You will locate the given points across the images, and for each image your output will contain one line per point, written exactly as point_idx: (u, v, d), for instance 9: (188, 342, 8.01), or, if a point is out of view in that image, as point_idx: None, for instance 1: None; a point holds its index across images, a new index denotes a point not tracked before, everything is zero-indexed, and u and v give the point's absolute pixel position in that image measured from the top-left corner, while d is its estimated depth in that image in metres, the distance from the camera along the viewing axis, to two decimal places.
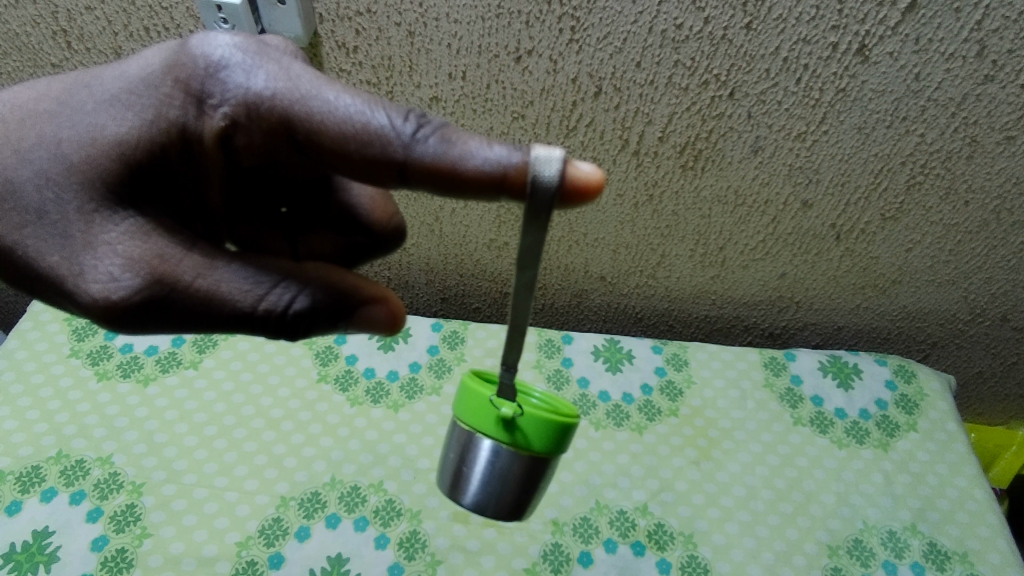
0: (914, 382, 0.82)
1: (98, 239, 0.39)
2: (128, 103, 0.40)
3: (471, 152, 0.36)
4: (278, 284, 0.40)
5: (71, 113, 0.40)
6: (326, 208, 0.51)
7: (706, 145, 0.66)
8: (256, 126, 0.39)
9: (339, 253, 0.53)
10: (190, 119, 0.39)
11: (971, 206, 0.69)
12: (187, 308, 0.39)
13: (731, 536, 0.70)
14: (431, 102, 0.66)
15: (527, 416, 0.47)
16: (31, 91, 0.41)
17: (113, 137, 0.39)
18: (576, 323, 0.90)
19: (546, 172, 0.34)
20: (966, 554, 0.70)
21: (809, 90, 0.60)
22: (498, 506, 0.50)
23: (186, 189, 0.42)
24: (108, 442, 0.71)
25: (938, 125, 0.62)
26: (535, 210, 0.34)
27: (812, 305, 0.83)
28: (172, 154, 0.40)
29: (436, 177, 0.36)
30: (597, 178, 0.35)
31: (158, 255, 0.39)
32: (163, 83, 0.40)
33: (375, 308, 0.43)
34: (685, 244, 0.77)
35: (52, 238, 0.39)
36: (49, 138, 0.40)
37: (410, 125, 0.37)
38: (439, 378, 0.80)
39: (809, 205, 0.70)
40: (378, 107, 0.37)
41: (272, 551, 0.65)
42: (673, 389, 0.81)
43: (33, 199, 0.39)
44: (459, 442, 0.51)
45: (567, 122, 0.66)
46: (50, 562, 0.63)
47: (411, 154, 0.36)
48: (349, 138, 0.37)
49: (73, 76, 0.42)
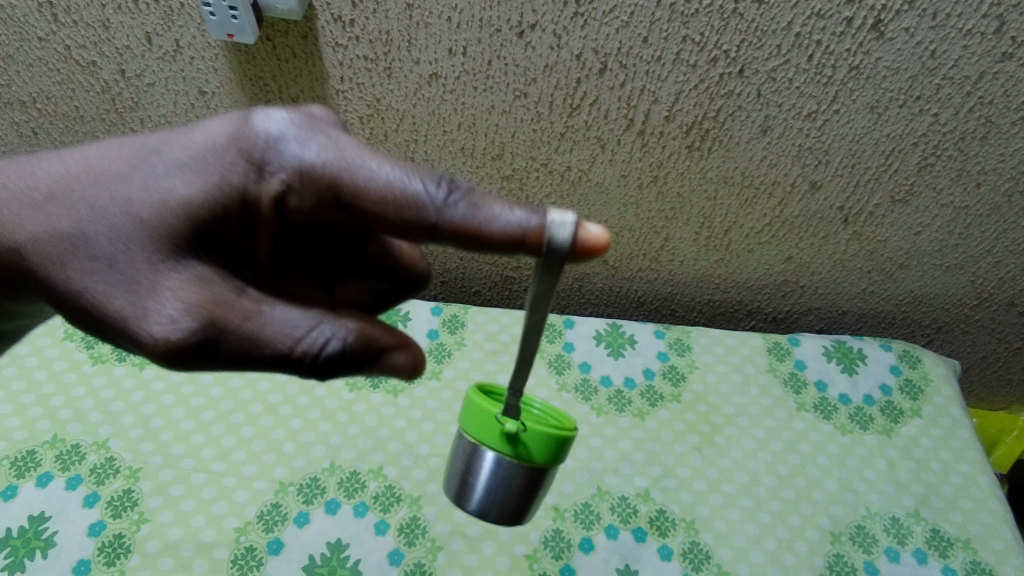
0: (919, 367, 0.81)
1: (162, 283, 0.37)
2: (195, 168, 0.38)
3: (499, 214, 0.35)
4: (316, 325, 0.39)
5: (142, 176, 0.38)
6: (360, 257, 0.48)
7: (713, 125, 0.64)
8: (306, 187, 0.37)
9: (375, 302, 0.50)
10: (250, 183, 0.38)
11: (982, 189, 0.67)
12: (232, 348, 0.38)
13: (732, 522, 0.69)
14: (431, 79, 0.64)
15: (533, 430, 0.47)
16: (101, 152, 0.39)
17: (182, 199, 0.37)
18: (578, 307, 0.89)
19: (558, 234, 0.34)
20: (969, 541, 0.69)
21: (822, 67, 0.59)
22: (501, 511, 0.50)
23: (239, 240, 0.40)
24: (105, 427, 0.70)
25: (953, 104, 0.60)
26: (547, 266, 0.34)
27: (817, 290, 0.82)
28: (231, 215, 0.38)
29: (466, 238, 0.36)
30: (603, 237, 0.34)
31: (211, 295, 0.38)
32: (227, 154, 0.38)
33: (397, 354, 0.42)
34: (689, 227, 0.75)
35: (118, 282, 0.37)
36: (121, 198, 0.38)
37: (443, 187, 0.36)
38: (439, 363, 0.79)
39: (817, 187, 0.69)
40: (409, 169, 0.37)
41: (272, 536, 0.64)
42: (675, 374, 0.80)
43: (105, 247, 0.37)
44: (464, 453, 0.50)
45: (570, 101, 0.64)
46: (47, 548, 0.62)
47: (443, 217, 0.35)
48: (384, 200, 0.36)
49: (141, 140, 0.40)
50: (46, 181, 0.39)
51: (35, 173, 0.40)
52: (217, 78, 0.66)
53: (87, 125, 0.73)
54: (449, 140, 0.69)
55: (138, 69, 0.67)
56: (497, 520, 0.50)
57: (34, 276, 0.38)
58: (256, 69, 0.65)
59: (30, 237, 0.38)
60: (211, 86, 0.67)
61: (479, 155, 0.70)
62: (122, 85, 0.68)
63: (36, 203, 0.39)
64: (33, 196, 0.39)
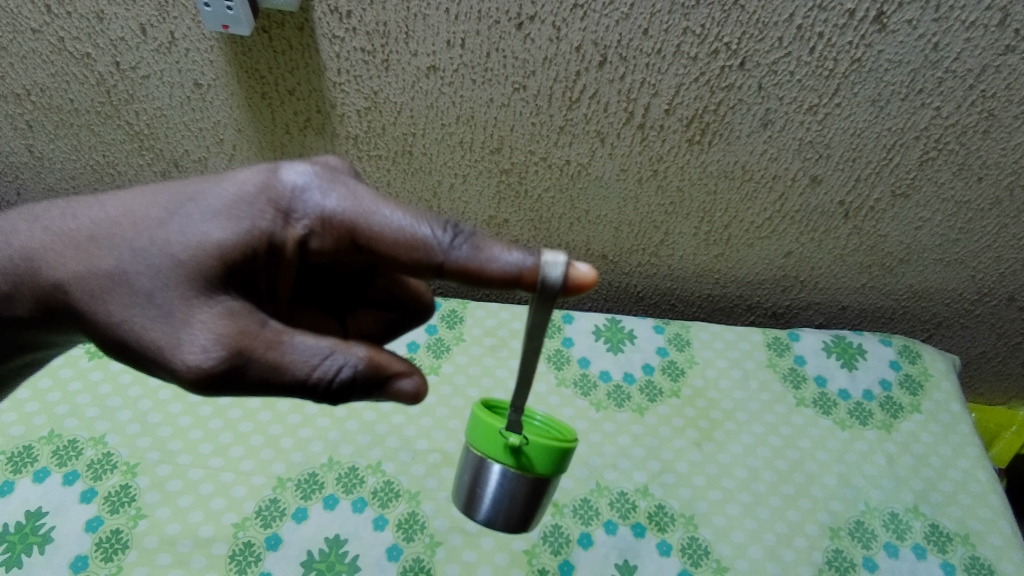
0: (919, 362, 0.80)
1: (195, 316, 0.38)
2: (231, 215, 0.40)
3: (499, 254, 0.38)
4: (332, 352, 0.40)
5: (180, 223, 0.40)
6: (369, 290, 0.52)
7: (714, 118, 0.64)
8: (325, 232, 0.41)
9: (383, 332, 0.52)
10: (277, 228, 0.41)
11: (984, 183, 0.67)
12: (256, 375, 0.39)
13: (732, 518, 0.69)
14: (430, 72, 0.63)
15: (535, 444, 0.47)
16: (140, 199, 0.41)
17: (217, 242, 0.39)
18: (577, 302, 0.89)
19: (552, 273, 0.37)
20: (968, 536, 0.69)
21: (823, 60, 0.58)
22: (506, 517, 0.51)
23: (263, 280, 0.42)
24: (102, 422, 0.70)
25: (955, 98, 0.60)
26: (542, 300, 0.38)
27: (817, 285, 0.81)
28: (259, 256, 0.40)
29: (469, 276, 0.39)
30: (589, 275, 0.38)
31: (238, 327, 0.39)
32: (257, 202, 0.40)
33: (403, 380, 0.43)
34: (689, 222, 0.75)
35: (153, 315, 0.38)
36: (161, 242, 0.39)
37: (449, 230, 0.39)
38: (438, 358, 0.78)
39: (818, 181, 0.68)
40: (416, 214, 0.40)
41: (270, 532, 0.64)
42: (675, 369, 0.79)
43: (145, 283, 0.39)
44: (470, 463, 0.51)
45: (570, 94, 0.63)
46: (44, 544, 0.62)
47: (449, 256, 0.39)
48: (394, 241, 0.39)
49: (177, 186, 0.42)
50: (85, 223, 0.41)
51: (75, 216, 0.42)
52: (213, 70, 0.66)
53: (82, 118, 0.72)
54: (448, 134, 0.69)
55: (132, 61, 0.66)
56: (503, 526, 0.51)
57: (77, 313, 0.40)
58: (252, 61, 0.65)
59: (73, 275, 0.40)
60: (206, 78, 0.66)
61: (477, 149, 0.70)
62: (117, 77, 0.68)
63: (78, 243, 0.41)
64: (76, 237, 0.41)
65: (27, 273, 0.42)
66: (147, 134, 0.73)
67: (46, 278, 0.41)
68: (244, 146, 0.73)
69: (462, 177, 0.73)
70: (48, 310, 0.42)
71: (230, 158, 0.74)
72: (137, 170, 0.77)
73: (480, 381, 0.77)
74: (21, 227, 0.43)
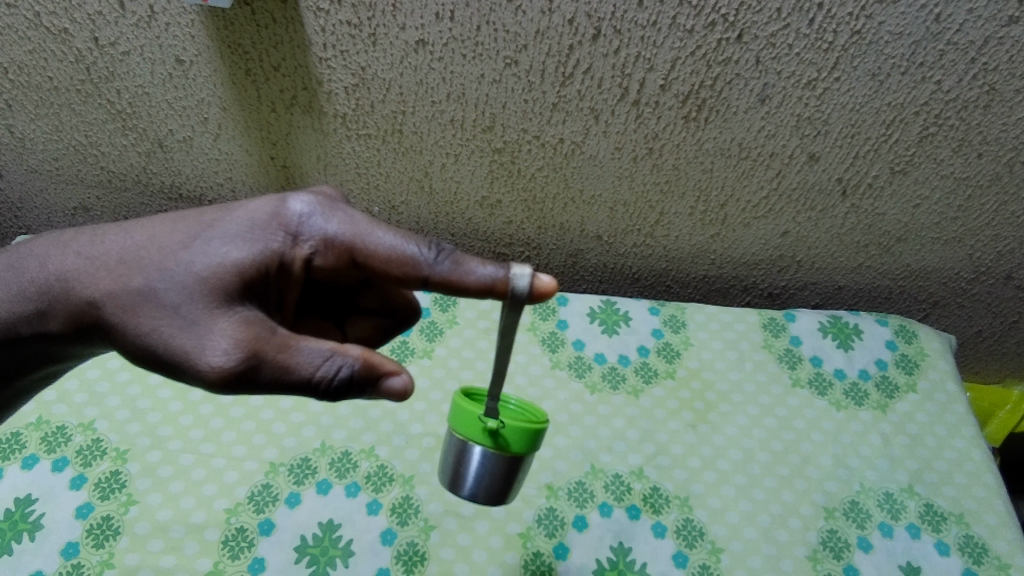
0: (915, 342, 0.80)
1: (217, 324, 0.42)
2: (249, 239, 0.45)
3: (474, 268, 0.44)
4: (333, 354, 0.44)
5: (199, 247, 0.44)
6: (364, 300, 0.57)
7: (710, 94, 0.62)
8: (328, 251, 0.46)
9: (377, 335, 0.58)
10: (287, 248, 0.45)
11: (984, 159, 0.66)
12: (269, 378, 0.43)
13: (727, 499, 0.69)
14: (418, 47, 0.62)
15: (509, 424, 0.51)
16: (164, 226, 0.45)
17: (234, 263, 0.43)
18: (572, 284, 0.88)
19: (519, 284, 0.43)
20: (962, 515, 0.69)
21: (823, 32, 0.57)
22: (487, 491, 0.54)
23: (274, 293, 0.46)
24: (91, 408, 0.69)
25: (956, 71, 0.59)
26: (512, 305, 0.43)
27: (814, 265, 0.81)
28: (271, 273, 0.45)
29: (450, 288, 0.44)
30: (553, 284, 0.44)
31: (253, 334, 0.43)
32: (269, 228, 0.45)
33: (393, 379, 0.46)
34: (685, 201, 0.74)
35: (180, 325, 0.42)
36: (185, 264, 0.43)
37: (433, 249, 0.45)
38: (431, 341, 0.77)
39: (815, 158, 0.67)
40: (405, 235, 0.46)
41: (262, 518, 0.63)
42: (670, 351, 0.79)
43: (172, 297, 0.43)
44: (450, 444, 0.54)
45: (563, 69, 0.62)
46: (34, 531, 0.61)
47: (433, 270, 0.44)
48: (386, 258, 0.45)
49: (196, 214, 0.46)
50: (115, 247, 0.45)
51: (101, 240, 0.46)
52: (194, 45, 0.64)
53: (61, 97, 0.70)
54: (438, 112, 0.67)
55: (111, 37, 0.64)
56: (484, 499, 0.54)
57: (110, 327, 0.44)
58: (235, 36, 0.63)
59: (106, 293, 0.44)
60: (188, 54, 0.65)
61: (469, 128, 0.68)
62: (96, 53, 0.66)
63: (109, 264, 0.44)
64: (103, 258, 0.45)
65: (63, 292, 0.45)
66: (129, 113, 0.71)
67: (75, 295, 0.45)
68: (229, 124, 0.71)
69: (454, 157, 0.72)
70: (82, 325, 0.45)
71: (215, 137, 0.73)
72: (120, 150, 0.76)
73: (474, 364, 0.76)
74: (52, 252, 0.47)
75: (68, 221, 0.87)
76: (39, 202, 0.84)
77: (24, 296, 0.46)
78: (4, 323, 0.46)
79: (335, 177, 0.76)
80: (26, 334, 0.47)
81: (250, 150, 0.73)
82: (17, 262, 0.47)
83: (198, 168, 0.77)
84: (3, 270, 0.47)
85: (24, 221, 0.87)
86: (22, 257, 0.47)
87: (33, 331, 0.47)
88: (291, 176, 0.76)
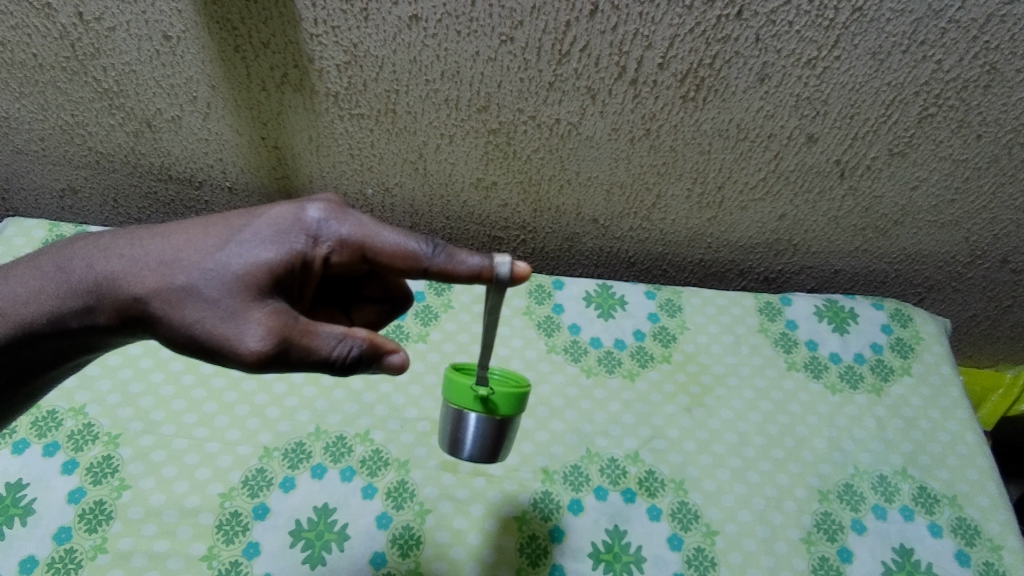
0: (910, 325, 0.79)
1: (254, 315, 0.42)
2: (279, 241, 0.44)
3: (466, 258, 0.46)
4: (344, 336, 0.44)
5: (234, 249, 0.43)
6: (366, 288, 0.56)
7: (709, 73, 0.61)
8: (342, 250, 0.46)
9: (381, 319, 0.57)
10: (309, 249, 0.45)
11: (982, 141, 0.65)
12: (297, 359, 0.43)
13: (722, 482, 0.69)
14: (411, 22, 0.61)
15: (498, 390, 0.52)
16: (194, 228, 0.44)
17: (267, 263, 0.43)
18: (566, 268, 0.87)
19: (504, 269, 0.45)
20: (955, 497, 0.69)
21: (824, 9, 0.56)
22: (482, 451, 0.54)
23: (296, 287, 0.46)
24: (81, 392, 0.68)
25: (958, 50, 0.58)
26: (499, 287, 0.46)
27: (810, 248, 0.80)
28: (296, 269, 0.45)
29: (446, 277, 0.46)
30: (529, 270, 0.47)
31: (280, 321, 0.42)
32: (293, 232, 0.45)
33: (391, 356, 0.46)
34: (682, 183, 0.73)
35: (221, 315, 0.42)
36: (222, 265, 0.42)
37: (428, 243, 0.47)
38: (426, 325, 0.76)
39: (814, 139, 0.67)
40: (402, 231, 0.47)
41: (257, 502, 0.63)
42: (666, 334, 0.78)
43: (213, 294, 0.42)
44: (444, 414, 0.55)
45: (559, 46, 0.61)
46: (26, 515, 0.60)
47: (431, 261, 0.46)
48: (389, 251, 0.46)
49: (222, 217, 0.45)
50: (154, 248, 0.43)
51: (128, 239, 0.45)
52: (181, 20, 0.62)
53: (47, 74, 0.69)
54: (432, 91, 0.66)
55: (96, 11, 0.63)
56: (479, 459, 0.55)
57: (153, 322, 0.43)
58: (223, 10, 0.61)
59: (152, 290, 0.42)
60: (176, 29, 0.63)
61: (464, 107, 0.67)
62: (81, 29, 0.64)
63: (151, 264, 0.43)
64: (135, 255, 0.44)
65: (112, 289, 0.43)
66: (116, 91, 0.70)
67: (108, 293, 0.43)
68: (219, 103, 0.70)
69: (449, 138, 0.71)
70: (132, 319, 0.44)
71: (204, 117, 0.71)
72: (108, 130, 0.74)
73: (469, 348, 0.75)
74: (95, 254, 0.45)
75: (57, 203, 0.86)
76: (25, 183, 0.83)
77: (72, 292, 0.44)
78: (53, 319, 0.44)
79: (328, 159, 0.74)
80: (74, 328, 0.45)
81: (240, 130, 0.72)
82: (66, 262, 0.45)
83: (187, 149, 0.75)
84: (49, 270, 0.45)
85: (11, 203, 0.86)
86: (65, 258, 0.45)
87: (82, 325, 0.45)
88: (282, 156, 0.75)
